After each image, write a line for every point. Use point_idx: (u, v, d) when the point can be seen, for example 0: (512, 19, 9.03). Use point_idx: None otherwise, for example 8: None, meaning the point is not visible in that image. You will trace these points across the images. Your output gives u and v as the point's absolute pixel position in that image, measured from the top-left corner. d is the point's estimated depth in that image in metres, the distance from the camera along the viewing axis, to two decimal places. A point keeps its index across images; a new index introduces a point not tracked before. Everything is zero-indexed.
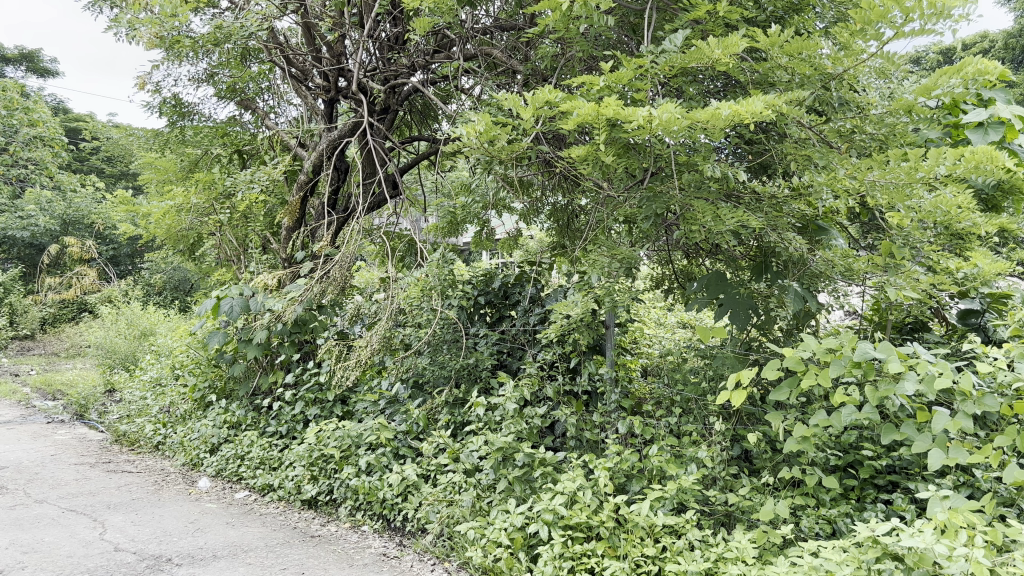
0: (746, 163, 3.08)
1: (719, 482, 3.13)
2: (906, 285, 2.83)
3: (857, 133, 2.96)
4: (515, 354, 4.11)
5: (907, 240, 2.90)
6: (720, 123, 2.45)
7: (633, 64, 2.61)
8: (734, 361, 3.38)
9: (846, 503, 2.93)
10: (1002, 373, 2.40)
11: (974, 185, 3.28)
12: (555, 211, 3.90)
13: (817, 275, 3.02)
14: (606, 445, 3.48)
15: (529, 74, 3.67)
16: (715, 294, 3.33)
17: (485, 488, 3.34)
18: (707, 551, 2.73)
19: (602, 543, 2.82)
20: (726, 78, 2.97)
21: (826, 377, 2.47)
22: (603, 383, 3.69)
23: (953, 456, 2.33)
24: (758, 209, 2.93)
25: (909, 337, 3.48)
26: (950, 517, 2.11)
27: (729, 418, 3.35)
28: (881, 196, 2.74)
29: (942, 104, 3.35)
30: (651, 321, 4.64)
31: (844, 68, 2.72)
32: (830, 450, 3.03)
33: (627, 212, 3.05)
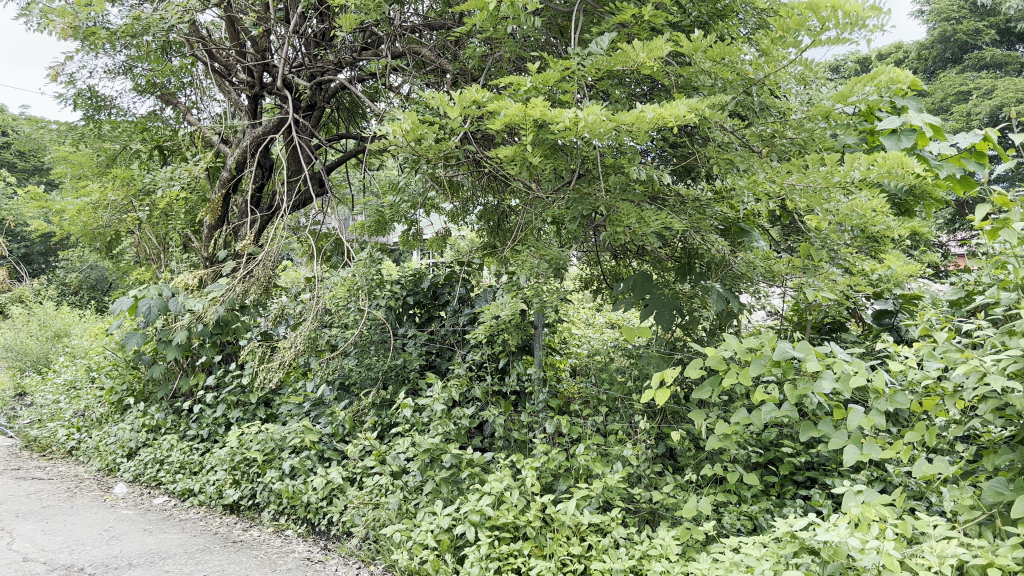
0: (671, 165, 3.13)
1: (644, 480, 3.18)
2: (824, 287, 2.92)
3: (777, 137, 3.01)
4: (444, 355, 4.10)
5: (824, 243, 2.99)
6: (644, 126, 2.48)
7: (560, 65, 2.62)
8: (659, 361, 3.43)
9: (766, 500, 3.01)
10: (912, 371, 2.48)
11: (888, 190, 3.39)
12: (485, 212, 3.89)
13: (739, 276, 3.14)
14: (533, 445, 3.49)
15: (458, 74, 3.66)
16: (641, 294, 3.37)
17: (412, 490, 3.31)
18: (632, 549, 2.77)
19: (529, 543, 2.83)
20: (651, 83, 3.01)
21: (747, 376, 2.53)
22: (532, 383, 3.71)
23: (867, 452, 2.40)
24: (682, 211, 3.00)
25: (828, 337, 3.59)
26: (863, 512, 2.18)
27: (654, 417, 3.40)
28: (800, 201, 2.80)
29: (857, 112, 3.45)
30: (580, 321, 4.68)
31: (765, 74, 2.79)
32: (751, 448, 3.11)
33: (555, 213, 3.06)
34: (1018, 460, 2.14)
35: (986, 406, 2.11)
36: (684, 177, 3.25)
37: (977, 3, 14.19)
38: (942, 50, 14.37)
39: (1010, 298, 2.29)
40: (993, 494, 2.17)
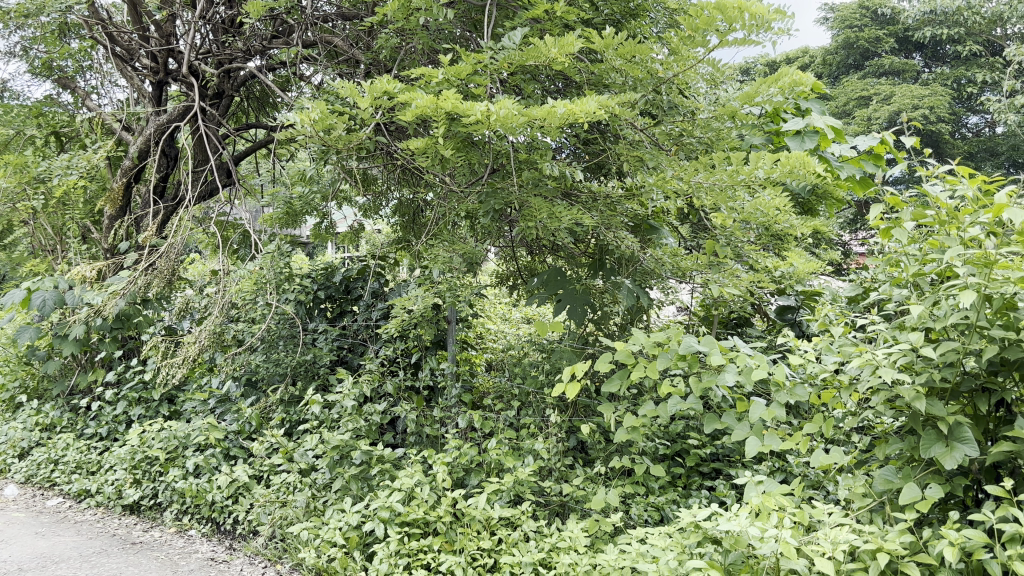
0: (583, 161, 3.15)
1: (555, 473, 3.21)
2: (728, 283, 3.04)
3: (685, 136, 3.08)
4: (356, 350, 4.06)
5: (729, 240, 3.10)
6: (555, 121, 2.50)
7: (472, 59, 2.61)
8: (572, 355, 3.46)
9: (673, 491, 3.07)
10: (811, 365, 2.57)
11: (792, 190, 3.50)
12: (399, 206, 3.84)
13: (649, 273, 3.21)
14: (446, 440, 3.48)
15: (371, 65, 3.61)
16: (554, 289, 3.34)
17: (321, 487, 3.26)
18: (542, 542, 2.79)
19: (438, 539, 2.83)
20: (564, 79, 3.03)
21: (654, 370, 2.57)
22: (445, 377, 3.69)
23: (768, 444, 2.47)
24: (593, 208, 3.03)
25: (733, 332, 3.72)
26: (763, 502, 2.25)
27: (565, 410, 3.43)
28: (706, 198, 2.88)
29: (764, 113, 3.55)
30: (495, 315, 4.69)
31: (675, 73, 2.83)
32: (659, 440, 3.17)
33: (466, 207, 3.05)
34: (906, 449, 2.24)
35: (878, 397, 2.20)
36: (597, 173, 3.28)
37: (878, 11, 14.79)
38: (846, 56, 14.95)
39: (900, 295, 2.39)
40: (883, 482, 2.27)
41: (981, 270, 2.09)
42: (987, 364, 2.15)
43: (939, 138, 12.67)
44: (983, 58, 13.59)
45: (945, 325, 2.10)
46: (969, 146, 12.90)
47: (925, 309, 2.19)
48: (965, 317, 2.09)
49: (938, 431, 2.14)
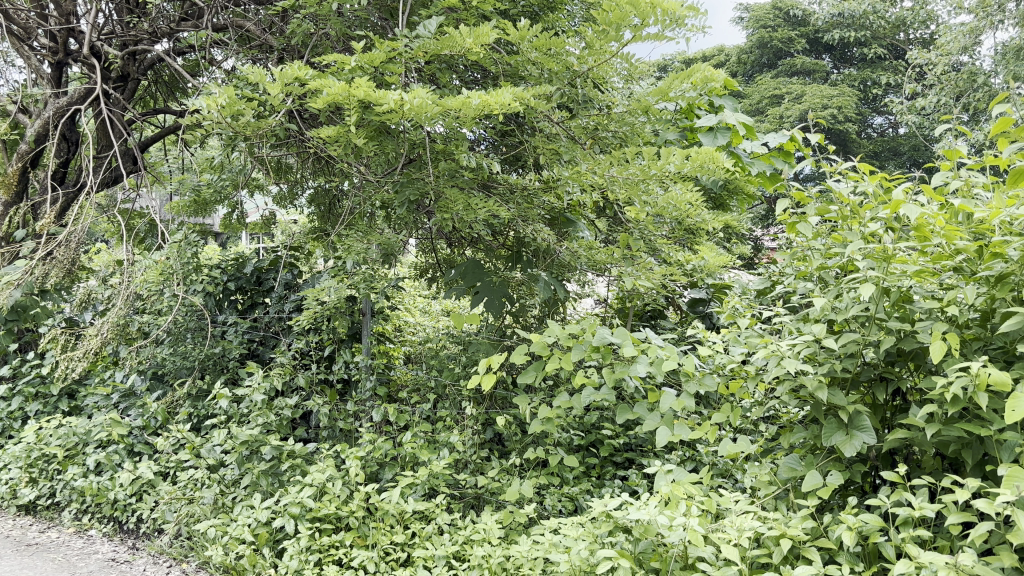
0: (501, 153, 3.14)
1: (470, 466, 3.20)
2: (640, 276, 3.08)
3: (600, 130, 3.09)
4: (268, 343, 3.98)
5: (643, 234, 3.18)
6: (470, 112, 2.48)
7: (386, 46, 2.57)
8: (488, 347, 3.46)
9: (587, 480, 3.11)
10: (719, 356, 2.62)
11: (704, 184, 3.57)
12: (315, 195, 3.75)
13: (565, 265, 3.24)
14: (359, 433, 3.44)
15: (284, 51, 3.53)
16: (471, 281, 3.35)
17: (230, 483, 3.17)
18: (456, 535, 2.78)
19: (351, 534, 2.79)
20: (481, 70, 3.02)
21: (568, 361, 2.58)
22: (359, 370, 3.64)
23: (678, 434, 2.51)
24: (510, 200, 3.02)
25: (648, 324, 3.80)
26: (672, 491, 2.28)
27: (481, 402, 3.42)
28: (620, 191, 2.91)
29: (677, 109, 3.66)
30: (414, 308, 4.66)
31: (590, 67, 2.87)
32: (574, 431, 3.20)
33: (381, 196, 3.00)
34: (809, 437, 2.30)
35: (782, 387, 2.25)
36: (513, 164, 3.27)
37: (790, 13, 15.24)
38: (760, 56, 15.36)
39: (804, 287, 2.47)
40: (787, 469, 2.33)
41: (879, 264, 2.19)
42: (884, 355, 2.23)
43: (847, 137, 13.14)
44: (888, 61, 14.13)
45: (846, 317, 2.17)
46: (874, 145, 13.40)
47: (827, 301, 2.26)
48: (864, 309, 2.17)
49: (838, 420, 2.21)
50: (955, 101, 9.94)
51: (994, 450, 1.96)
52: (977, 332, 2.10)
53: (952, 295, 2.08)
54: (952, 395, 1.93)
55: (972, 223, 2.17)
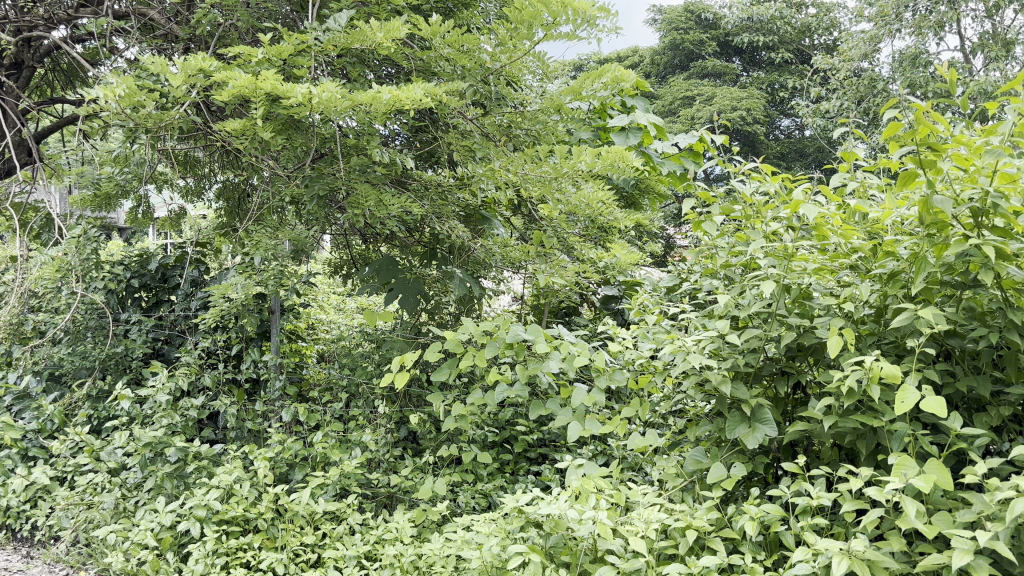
0: (415, 149, 3.12)
1: (383, 465, 3.18)
2: (554, 273, 3.16)
3: (514, 127, 3.08)
4: (173, 342, 3.87)
5: (556, 232, 3.23)
6: (381, 107, 2.46)
7: (294, 39, 2.52)
8: (402, 345, 3.41)
9: (500, 477, 3.12)
10: (629, 352, 2.66)
11: (616, 182, 3.63)
12: (224, 190, 3.67)
13: (479, 262, 3.27)
14: (269, 434, 3.37)
15: (190, 41, 3.42)
16: (385, 278, 3.31)
17: (132, 487, 3.07)
18: (367, 535, 2.76)
19: (259, 536, 2.73)
20: (394, 65, 2.99)
21: (481, 358, 2.58)
22: (268, 369, 3.57)
23: (588, 428, 2.54)
24: (424, 196, 3.02)
25: (562, 321, 3.84)
26: (582, 486, 2.31)
27: (395, 400, 3.40)
28: (534, 189, 2.95)
29: (591, 109, 3.71)
30: (328, 305, 4.59)
31: (501, 65, 2.86)
32: (488, 428, 3.21)
33: (291, 190, 2.93)
34: (714, 430, 2.36)
35: (689, 382, 2.30)
36: (428, 161, 3.26)
37: (700, 16, 15.58)
38: (671, 58, 15.70)
39: (710, 285, 2.54)
40: (693, 462, 2.39)
41: (780, 262, 2.26)
42: (785, 350, 2.31)
43: (755, 138, 13.55)
44: (793, 65, 14.58)
45: (749, 313, 2.24)
46: (780, 147, 13.83)
47: (731, 297, 2.32)
48: (766, 306, 2.24)
49: (742, 413, 2.27)
50: (855, 106, 10.36)
51: (886, 441, 2.04)
52: (871, 326, 2.19)
53: (847, 292, 2.17)
54: (847, 388, 2.01)
55: (868, 223, 2.27)
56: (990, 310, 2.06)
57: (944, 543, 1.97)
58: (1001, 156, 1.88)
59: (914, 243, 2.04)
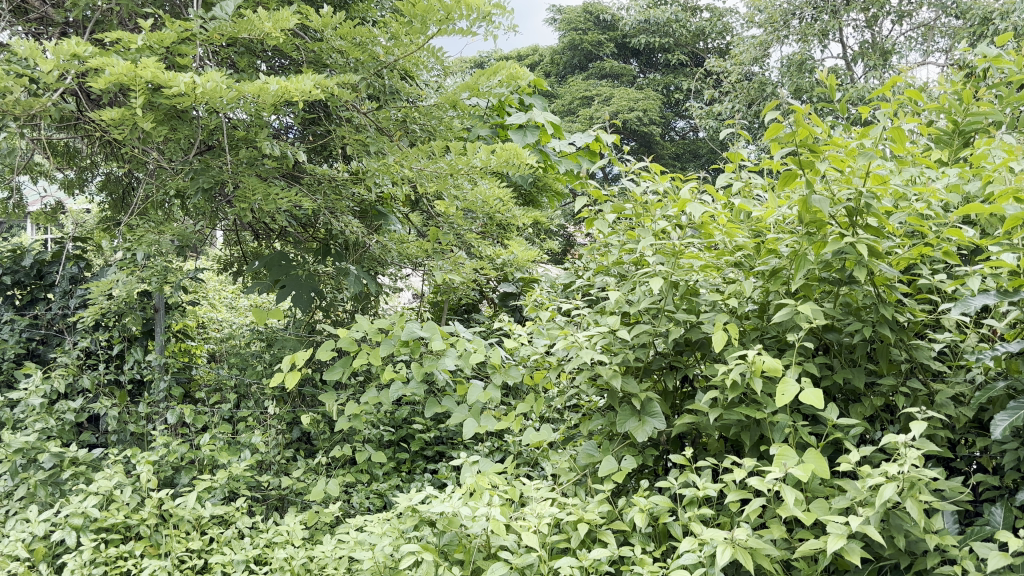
0: (307, 142, 3.05)
1: (274, 467, 3.12)
2: (452, 270, 3.16)
3: (409, 122, 3.06)
4: (50, 342, 3.67)
5: (453, 228, 3.20)
6: (268, 99, 2.40)
7: (177, 26, 2.43)
8: (293, 344, 3.36)
9: (396, 476, 3.09)
10: (523, 348, 2.67)
11: (513, 180, 3.65)
12: (106, 182, 3.56)
13: (376, 259, 3.21)
14: (152, 437, 3.24)
15: (68, 25, 3.26)
16: (276, 275, 3.21)
17: (1, 497, 2.88)
18: (257, 539, 2.68)
19: (141, 544, 2.61)
20: (285, 56, 2.92)
21: (376, 356, 2.53)
22: (152, 370, 3.42)
23: (483, 425, 2.53)
24: (317, 190, 2.96)
25: (460, 318, 3.84)
26: (476, 482, 2.30)
27: (286, 400, 3.33)
28: (429, 184, 2.92)
29: (489, 106, 3.71)
30: (220, 302, 4.46)
31: (395, 58, 2.82)
32: (383, 427, 3.18)
33: (176, 183, 2.81)
34: (606, 425, 2.40)
35: (581, 377, 2.33)
36: (321, 155, 3.19)
37: (599, 18, 15.84)
38: (571, 57, 15.93)
39: (603, 282, 2.57)
40: (585, 456, 2.42)
41: (668, 259, 2.30)
42: (674, 344, 2.37)
43: (652, 139, 13.86)
44: (689, 68, 14.97)
45: (638, 308, 2.28)
46: (676, 147, 14.20)
47: (622, 294, 2.36)
48: (655, 302, 2.28)
49: (632, 407, 2.31)
50: (745, 108, 10.65)
51: (768, 431, 2.11)
52: (754, 322, 2.26)
53: (732, 289, 2.23)
54: (731, 381, 2.07)
55: (751, 222, 2.34)
56: (864, 306, 2.15)
57: (822, 529, 2.05)
58: (874, 158, 1.97)
59: (794, 241, 2.11)
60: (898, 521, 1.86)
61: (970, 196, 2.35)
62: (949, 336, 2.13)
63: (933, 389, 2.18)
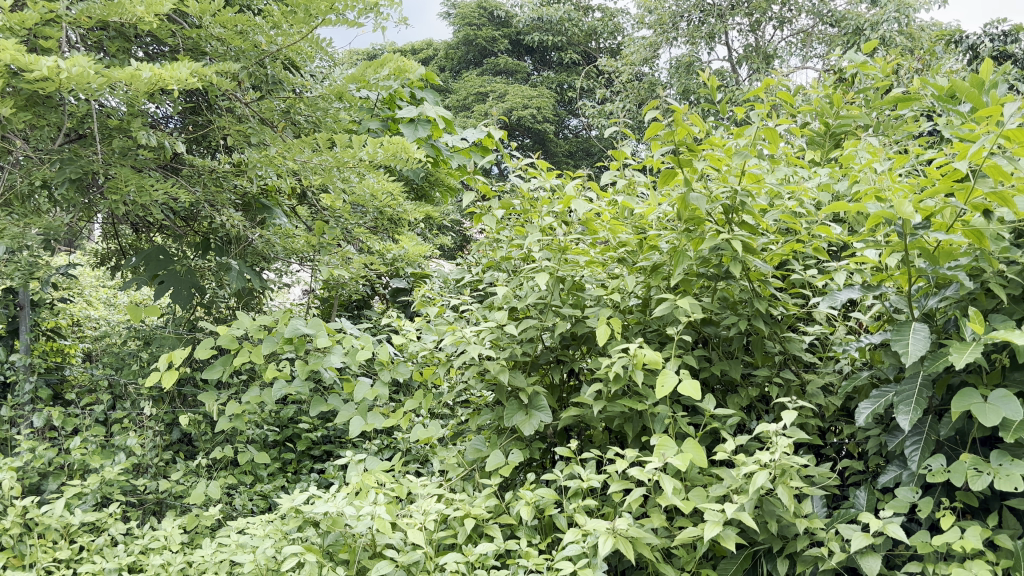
0: (188, 133, 2.93)
1: (151, 470, 3.00)
2: (340, 265, 3.11)
3: (294, 112, 2.97)
4: None
5: (340, 223, 3.14)
6: (140, 86, 2.29)
7: (40, 6, 2.29)
8: (173, 341, 3.24)
9: (281, 477, 3.03)
10: (411, 344, 2.65)
11: (404, 175, 3.62)
12: None
13: (260, 254, 3.13)
14: (18, 442, 3.05)
15: None
16: (154, 270, 3.08)
17: None
18: (131, 545, 2.56)
19: (3, 555, 2.45)
20: (162, 42, 2.80)
21: (258, 355, 2.46)
22: (17, 371, 3.22)
23: (370, 423, 2.49)
24: (197, 182, 2.84)
25: (350, 315, 3.80)
26: (362, 480, 2.26)
27: (165, 401, 3.20)
28: (314, 177, 2.83)
29: (379, 99, 3.65)
30: (96, 299, 4.26)
31: (278, 48, 2.75)
32: (268, 427, 3.10)
33: (41, 173, 2.62)
34: (494, 420, 2.41)
35: (469, 373, 2.32)
36: (203, 145, 3.08)
37: (494, 14, 15.89)
38: (466, 52, 15.97)
39: (492, 277, 2.57)
40: (472, 451, 2.41)
41: (555, 254, 2.32)
42: (560, 339, 2.39)
43: (545, 137, 14.01)
44: (581, 67, 15.20)
45: (525, 304, 2.29)
46: (569, 145, 14.41)
47: (510, 289, 2.37)
48: (542, 297, 2.30)
49: (519, 402, 2.32)
50: (635, 108, 10.86)
51: (650, 423, 2.16)
52: (637, 316, 2.32)
53: (616, 284, 2.27)
54: (614, 374, 2.10)
55: (635, 219, 2.39)
56: (740, 300, 2.23)
57: (700, 516, 2.11)
58: (747, 158, 2.03)
59: (674, 237, 2.16)
60: (770, 507, 1.93)
61: (838, 195, 2.46)
62: (818, 329, 2.23)
63: (804, 380, 2.28)
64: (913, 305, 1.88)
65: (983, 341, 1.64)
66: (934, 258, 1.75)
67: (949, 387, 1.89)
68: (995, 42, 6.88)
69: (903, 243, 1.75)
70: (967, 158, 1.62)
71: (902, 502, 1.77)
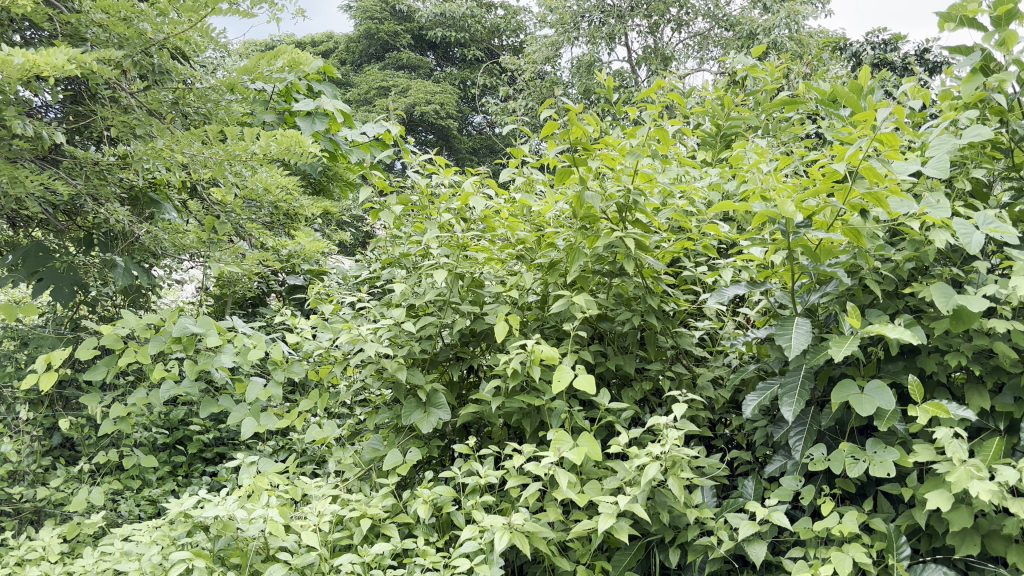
0: (68, 123, 2.79)
1: (29, 477, 2.85)
2: (231, 262, 3.03)
3: (182, 103, 2.85)
4: None
5: (229, 216, 2.97)
6: (12, 73, 2.16)
7: None
8: (52, 341, 3.08)
9: (170, 481, 2.93)
10: (305, 342, 2.59)
11: (301, 168, 3.56)
12: None
13: (146, 249, 3.04)
14: None
15: None
16: (33, 267, 2.91)
17: None
18: (5, 557, 2.42)
19: None
20: (38, 26, 2.66)
21: (144, 355, 2.36)
22: None
23: (264, 423, 2.42)
24: (78, 174, 2.70)
25: (244, 312, 3.71)
26: (254, 482, 2.19)
27: (44, 404, 3.05)
28: (204, 170, 2.73)
29: (275, 90, 3.57)
30: None
31: (165, 36, 2.64)
32: (157, 429, 3.00)
33: None
34: (390, 418, 2.39)
35: (365, 371, 2.29)
36: (84, 136, 2.94)
37: (396, 8, 15.74)
38: (367, 46, 15.76)
39: (390, 274, 2.54)
40: (370, 450, 2.39)
41: (453, 251, 2.31)
42: (458, 336, 2.39)
43: (450, 133, 13.94)
44: (484, 64, 15.22)
45: (423, 301, 2.26)
46: (472, 143, 14.41)
47: (408, 286, 2.35)
48: (440, 294, 2.28)
49: (417, 399, 2.30)
50: (538, 105, 10.94)
51: (546, 418, 2.18)
52: (535, 313, 2.33)
53: (514, 280, 2.28)
54: (512, 370, 2.10)
55: (533, 217, 2.40)
56: (634, 297, 2.27)
57: (596, 509, 2.14)
58: (640, 157, 2.07)
59: (570, 235, 2.17)
60: (662, 498, 1.97)
61: (728, 195, 2.53)
62: (707, 324, 2.29)
63: (695, 373, 2.34)
64: (796, 301, 1.95)
65: (861, 335, 1.71)
66: (817, 256, 1.81)
67: (828, 380, 1.97)
68: (876, 51, 7.27)
69: (787, 240, 1.80)
70: (845, 160, 1.68)
71: (787, 490, 1.83)
